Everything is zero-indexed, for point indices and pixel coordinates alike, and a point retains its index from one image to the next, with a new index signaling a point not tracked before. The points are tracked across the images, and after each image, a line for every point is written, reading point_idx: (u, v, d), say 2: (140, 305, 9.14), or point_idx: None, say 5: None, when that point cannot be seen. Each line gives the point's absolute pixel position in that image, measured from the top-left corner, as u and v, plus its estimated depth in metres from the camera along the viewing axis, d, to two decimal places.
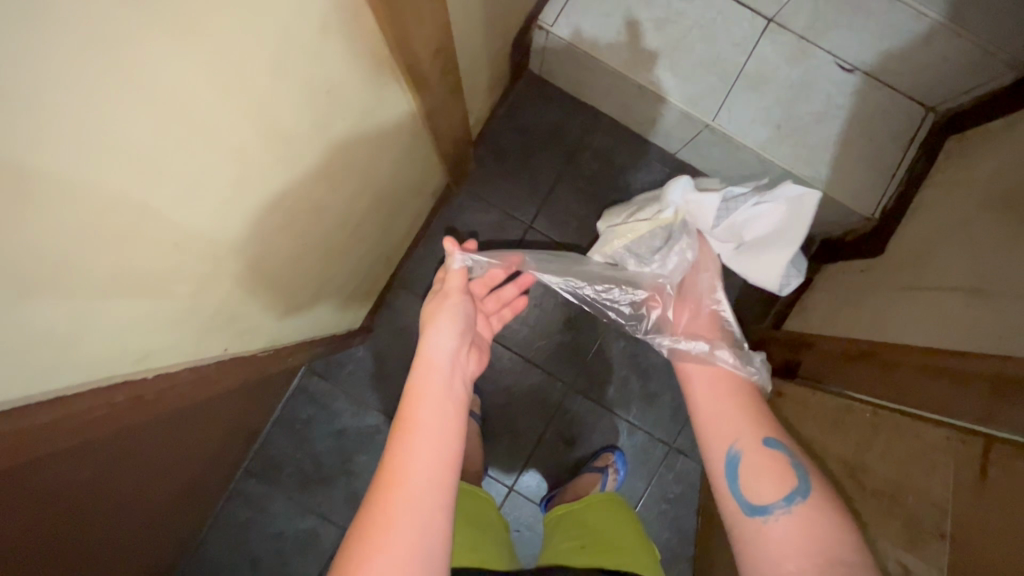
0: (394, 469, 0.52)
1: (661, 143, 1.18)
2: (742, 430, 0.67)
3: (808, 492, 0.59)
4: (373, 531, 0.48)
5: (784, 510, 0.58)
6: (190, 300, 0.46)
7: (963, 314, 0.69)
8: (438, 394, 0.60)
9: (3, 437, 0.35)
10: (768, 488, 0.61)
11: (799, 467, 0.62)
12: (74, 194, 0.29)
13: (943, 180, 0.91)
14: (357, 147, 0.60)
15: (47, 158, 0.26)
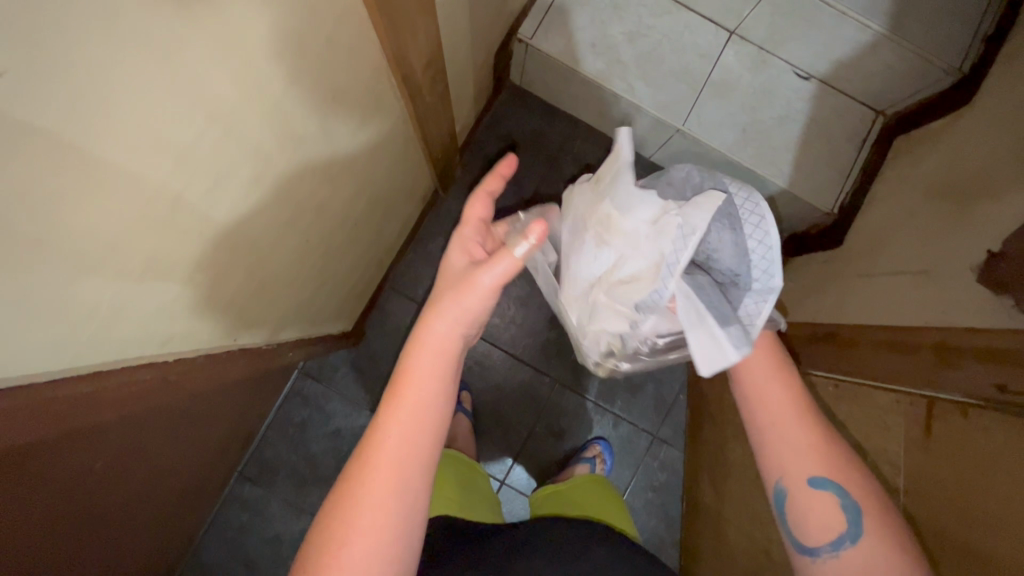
0: (377, 444, 0.54)
1: (637, 148, 1.25)
2: (791, 463, 0.62)
3: (858, 537, 0.56)
4: (350, 501, 0.52)
5: (833, 555, 0.57)
6: (209, 288, 0.50)
7: (911, 293, 0.77)
8: (427, 375, 0.58)
9: (55, 403, 0.39)
10: (816, 533, 0.59)
11: (850, 505, 0.58)
12: (119, 181, 0.32)
13: (893, 177, 1.00)
14: (357, 150, 0.65)
15: (102, 147, 0.30)
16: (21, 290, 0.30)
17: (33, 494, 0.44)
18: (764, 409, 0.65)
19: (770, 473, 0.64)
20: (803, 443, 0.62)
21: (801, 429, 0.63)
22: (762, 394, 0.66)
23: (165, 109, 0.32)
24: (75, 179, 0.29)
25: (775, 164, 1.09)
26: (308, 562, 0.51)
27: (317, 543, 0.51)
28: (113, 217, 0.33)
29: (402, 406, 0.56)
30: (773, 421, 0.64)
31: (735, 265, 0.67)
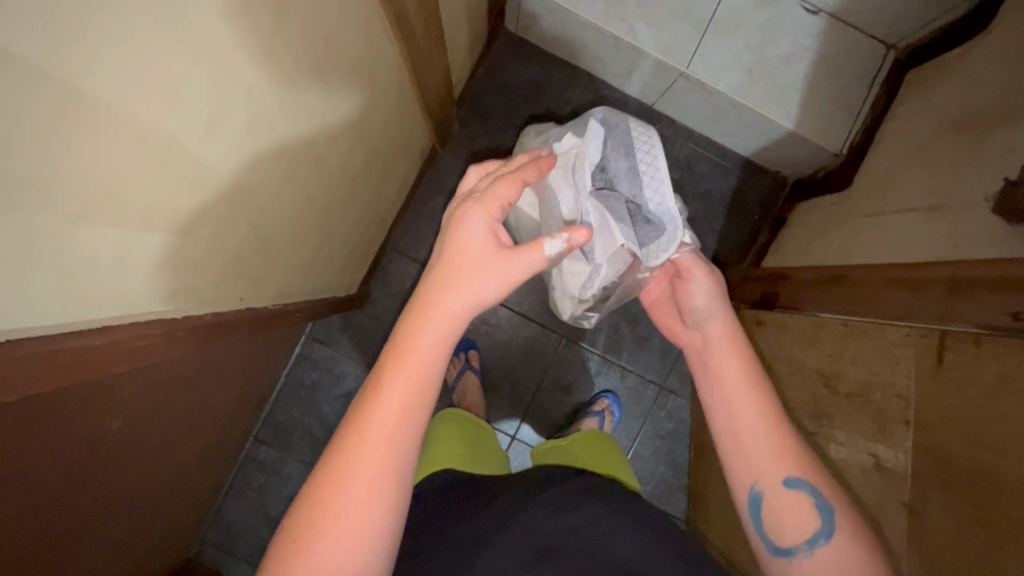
0: (372, 417, 0.49)
1: (639, 95, 1.22)
2: (763, 467, 0.58)
3: (832, 534, 0.54)
4: (342, 474, 0.48)
5: (808, 554, 0.55)
6: (210, 242, 0.50)
7: (924, 230, 0.76)
8: (424, 360, 0.53)
9: (68, 353, 0.39)
10: (790, 534, 0.56)
11: (823, 504, 0.55)
12: (106, 119, 0.31)
13: (904, 112, 0.96)
14: (353, 99, 0.63)
15: (85, 79, 0.28)
16: (18, 236, 0.29)
17: (50, 452, 0.45)
18: (733, 406, 0.62)
19: (743, 478, 0.60)
20: (777, 449, 0.59)
21: (774, 435, 0.60)
22: (730, 387, 0.64)
23: (147, 40, 0.30)
24: (59, 114, 0.28)
25: (783, 104, 1.05)
26: (293, 538, 0.46)
27: (304, 516, 0.47)
28: (103, 160, 0.32)
29: (401, 380, 0.51)
30: (742, 426, 0.61)
31: (630, 188, 0.74)
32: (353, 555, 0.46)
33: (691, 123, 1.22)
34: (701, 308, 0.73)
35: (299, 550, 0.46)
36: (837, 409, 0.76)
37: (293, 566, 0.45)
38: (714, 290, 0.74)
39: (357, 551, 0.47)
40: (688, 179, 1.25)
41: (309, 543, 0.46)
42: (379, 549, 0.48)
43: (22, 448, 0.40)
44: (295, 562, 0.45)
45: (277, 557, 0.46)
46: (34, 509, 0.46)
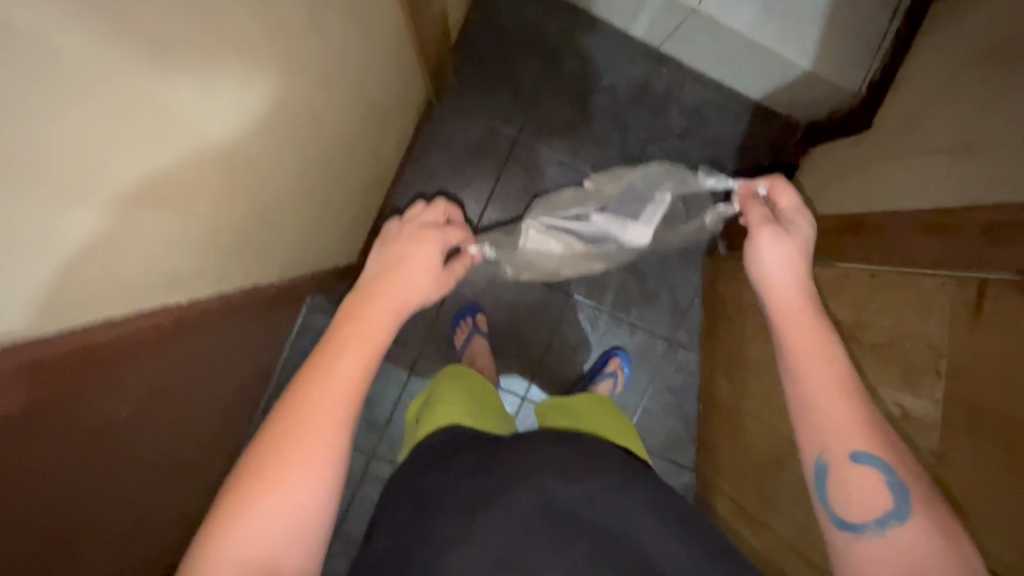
0: (336, 369, 0.48)
1: (644, 36, 1.14)
2: (834, 433, 0.51)
3: (904, 516, 0.47)
4: (296, 424, 0.46)
5: (877, 534, 0.48)
6: (213, 219, 0.46)
7: (953, 173, 0.72)
8: (368, 338, 0.51)
9: (72, 351, 0.37)
10: (858, 508, 0.49)
11: (896, 483, 0.48)
12: (81, 76, 0.26)
13: (928, 45, 0.91)
14: (348, 50, 0.56)
15: (48, 22, 0.23)
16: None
17: (55, 456, 0.41)
18: (804, 370, 0.55)
19: (807, 447, 0.53)
20: (855, 416, 0.51)
21: (851, 406, 0.52)
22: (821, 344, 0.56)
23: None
24: (25, 76, 0.23)
25: (801, 41, 0.98)
26: (257, 476, 0.44)
27: (266, 456, 0.44)
28: (84, 127, 0.28)
29: (362, 339, 0.51)
30: (820, 385, 0.53)
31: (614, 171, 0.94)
32: (300, 509, 0.44)
33: (700, 65, 1.15)
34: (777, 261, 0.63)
35: (265, 489, 0.43)
36: (860, 360, 0.76)
37: (255, 505, 0.43)
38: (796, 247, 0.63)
39: (318, 489, 0.45)
40: (696, 126, 1.19)
41: (275, 481, 0.44)
42: (336, 489, 0.46)
43: (21, 458, 0.37)
44: (259, 500, 0.43)
45: (234, 498, 0.43)
46: (51, 515, 0.43)
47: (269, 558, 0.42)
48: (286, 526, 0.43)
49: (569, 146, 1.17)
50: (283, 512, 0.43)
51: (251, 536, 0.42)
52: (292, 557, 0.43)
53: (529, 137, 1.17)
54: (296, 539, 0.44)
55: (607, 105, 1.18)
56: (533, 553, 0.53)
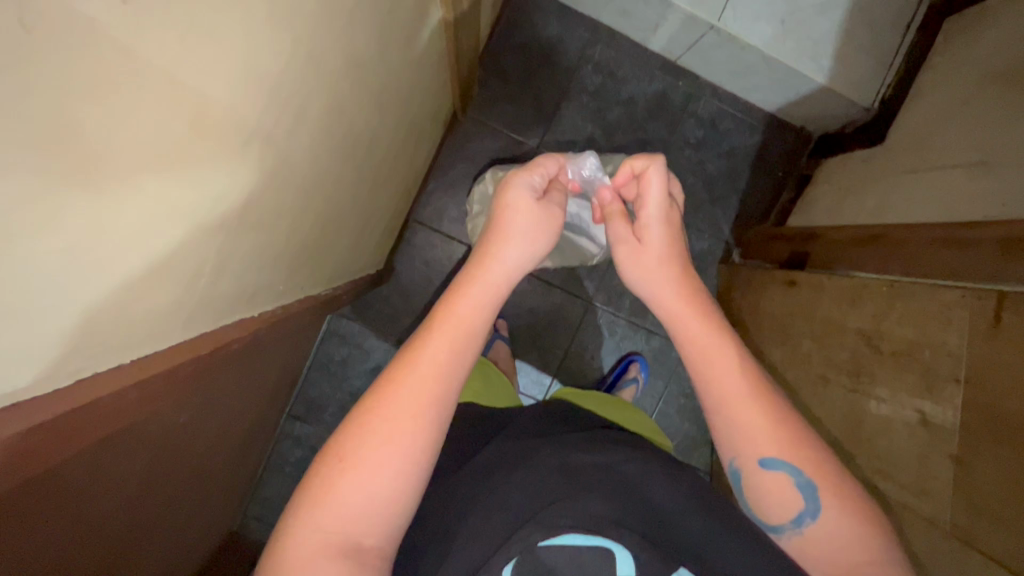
0: (423, 352, 0.47)
1: (662, 50, 1.18)
2: (743, 439, 0.51)
3: (818, 513, 0.48)
4: (389, 397, 0.45)
5: (795, 533, 0.49)
6: (284, 236, 0.49)
7: (970, 187, 0.76)
8: (468, 316, 0.50)
9: (182, 365, 0.41)
10: (775, 511, 0.50)
11: (805, 483, 0.48)
12: (207, 115, 0.29)
13: (941, 64, 0.94)
14: (401, 72, 0.60)
15: (188, 74, 0.25)
16: (125, 252, 0.27)
17: (136, 457, 0.43)
18: (708, 367, 0.53)
19: (721, 451, 0.53)
20: (764, 421, 0.50)
21: (753, 409, 0.51)
22: (705, 354, 0.54)
23: (242, 30, 0.28)
24: (179, 117, 0.26)
25: (816, 56, 1.02)
26: (339, 457, 0.43)
27: (350, 436, 0.44)
28: (200, 165, 0.30)
29: (450, 323, 0.49)
30: (726, 392, 0.52)
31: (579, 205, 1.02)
32: (381, 492, 0.42)
33: (715, 78, 1.19)
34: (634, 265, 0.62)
35: (346, 468, 0.42)
36: (879, 367, 0.78)
37: (335, 485, 0.42)
38: (650, 265, 0.61)
39: (396, 475, 0.43)
40: (712, 138, 1.23)
41: (355, 461, 0.42)
42: (414, 479, 0.44)
43: (114, 459, 0.39)
44: (340, 481, 0.42)
45: (318, 479, 0.42)
46: (118, 515, 0.44)
47: (348, 542, 0.40)
48: (364, 510, 0.41)
49: None
50: (361, 496, 0.42)
51: (331, 518, 0.41)
52: (369, 541, 0.41)
53: (549, 148, 1.20)
54: (373, 526, 0.42)
55: (625, 116, 1.21)
56: (550, 509, 0.47)
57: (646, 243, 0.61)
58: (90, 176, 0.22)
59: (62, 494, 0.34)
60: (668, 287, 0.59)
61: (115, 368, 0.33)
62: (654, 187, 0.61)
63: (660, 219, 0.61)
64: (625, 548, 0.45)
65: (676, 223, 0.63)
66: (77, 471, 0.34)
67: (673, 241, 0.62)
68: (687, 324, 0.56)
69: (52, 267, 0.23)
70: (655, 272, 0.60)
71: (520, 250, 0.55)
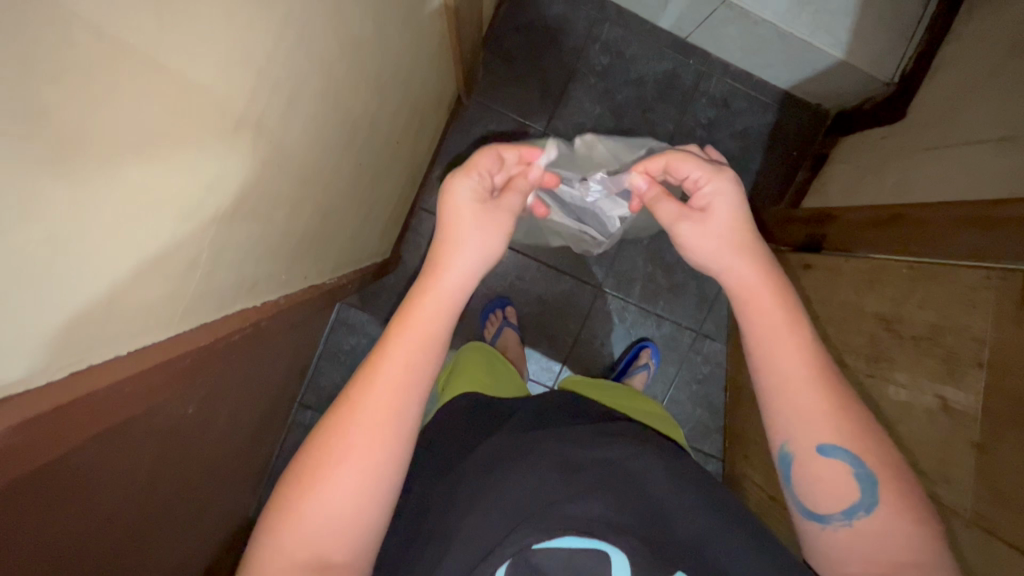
0: (379, 368, 0.45)
1: (671, 28, 1.15)
2: (801, 423, 0.48)
3: (874, 506, 0.46)
4: (340, 425, 0.43)
5: (844, 525, 0.46)
6: (284, 226, 0.48)
7: (995, 164, 0.73)
8: (419, 331, 0.47)
9: (186, 357, 0.40)
10: (826, 500, 0.47)
11: (865, 475, 0.46)
12: (196, 100, 0.27)
13: (968, 33, 0.89)
14: (401, 54, 0.58)
15: (169, 53, 0.24)
16: (113, 243, 0.26)
17: (141, 452, 0.43)
18: (772, 350, 0.50)
19: (774, 434, 0.50)
20: (827, 404, 0.48)
21: (818, 392, 0.48)
22: (768, 329, 0.51)
23: (227, 8, 0.26)
24: (163, 100, 0.25)
25: (833, 28, 0.98)
26: (298, 480, 0.42)
27: (310, 459, 0.43)
28: (189, 154, 0.29)
29: (406, 335, 0.46)
30: (785, 373, 0.49)
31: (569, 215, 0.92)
32: (343, 516, 0.42)
33: (727, 55, 1.15)
34: (709, 242, 0.56)
35: (303, 494, 0.42)
36: (899, 351, 0.76)
37: (297, 510, 0.41)
38: (727, 233, 0.56)
39: (356, 495, 0.42)
40: (724, 117, 1.19)
41: (312, 486, 0.42)
42: (376, 501, 0.43)
43: (118, 455, 0.38)
44: (298, 506, 0.41)
45: (280, 501, 0.42)
46: (126, 509, 0.44)
47: (314, 562, 0.40)
48: (329, 531, 0.41)
49: None
50: (325, 517, 0.41)
51: (293, 541, 0.40)
52: (337, 559, 0.41)
53: (556, 131, 1.17)
54: (341, 544, 0.41)
55: (634, 97, 1.18)
56: (558, 509, 0.46)
57: (708, 211, 0.57)
58: (68, 161, 0.21)
59: (66, 492, 0.33)
60: (738, 256, 0.55)
61: (113, 362, 0.32)
62: (693, 164, 0.58)
63: (718, 182, 0.57)
64: (621, 552, 0.44)
65: (737, 184, 0.58)
66: (79, 470, 0.34)
67: (738, 209, 0.57)
68: (759, 295, 0.53)
69: (33, 263, 0.22)
70: (724, 241, 0.56)
71: (472, 249, 0.51)
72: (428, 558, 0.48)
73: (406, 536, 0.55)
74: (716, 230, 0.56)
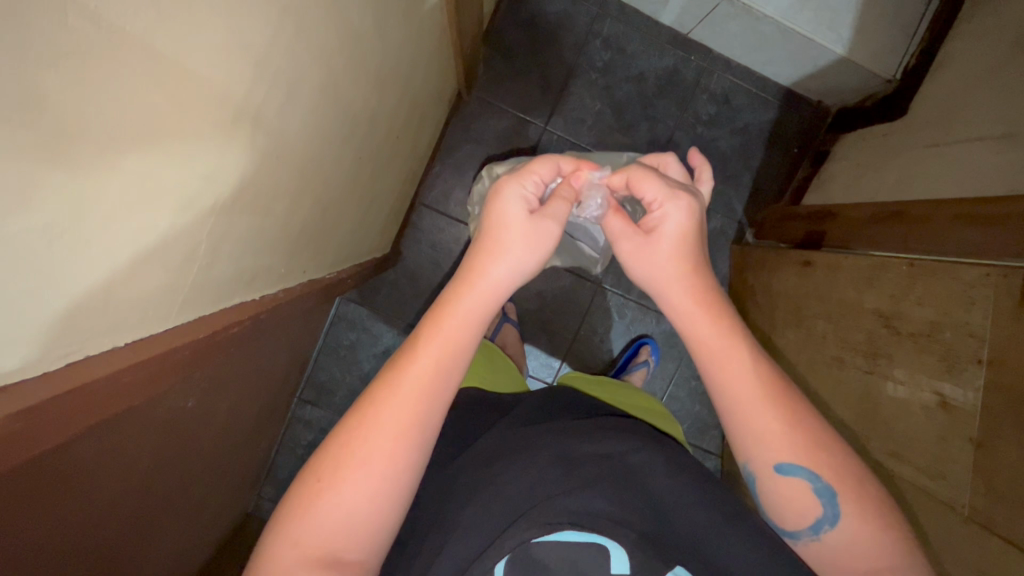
0: (408, 370, 0.45)
1: (673, 23, 1.14)
2: (757, 445, 0.49)
3: (837, 519, 0.46)
4: (365, 423, 0.44)
5: (814, 539, 0.48)
6: (283, 219, 0.48)
7: (995, 160, 0.72)
8: (450, 337, 0.47)
9: (184, 349, 0.40)
10: (792, 517, 0.48)
11: (824, 490, 0.47)
12: (194, 90, 0.28)
13: (969, 30, 0.89)
14: (401, 47, 0.58)
15: (167, 44, 0.24)
16: (111, 233, 0.26)
17: (141, 443, 0.43)
18: (722, 376, 0.50)
19: (736, 454, 0.51)
20: (779, 426, 0.48)
21: (770, 413, 0.48)
22: (718, 354, 0.51)
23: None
24: (161, 89, 0.25)
25: (835, 24, 0.97)
26: (316, 476, 0.42)
27: (329, 455, 0.43)
28: (187, 145, 0.29)
29: (438, 341, 0.47)
30: (741, 394, 0.49)
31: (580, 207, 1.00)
32: (360, 513, 0.42)
33: (729, 51, 1.15)
34: (650, 268, 0.56)
35: (324, 488, 0.42)
36: (898, 348, 0.76)
37: (315, 504, 0.41)
38: (669, 260, 0.55)
39: (375, 493, 0.42)
40: (725, 114, 1.19)
41: (332, 480, 0.42)
42: (393, 500, 0.43)
43: (119, 444, 0.39)
44: (318, 500, 0.41)
45: (298, 494, 0.42)
46: (125, 501, 0.45)
47: (328, 557, 0.40)
48: (343, 528, 0.41)
49: (596, 136, 1.18)
50: (342, 513, 0.41)
51: (310, 534, 0.41)
52: (351, 554, 0.41)
53: (556, 127, 1.17)
54: (355, 541, 0.42)
55: (635, 93, 1.17)
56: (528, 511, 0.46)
57: (656, 235, 0.56)
58: (68, 151, 0.21)
59: (64, 483, 0.33)
60: (681, 284, 0.54)
61: (111, 352, 0.33)
62: (651, 187, 0.57)
63: (672, 208, 0.56)
64: (622, 547, 0.45)
65: (693, 211, 0.56)
66: (81, 458, 0.34)
67: (686, 236, 0.55)
68: (695, 322, 0.53)
69: (31, 250, 0.22)
70: (665, 268, 0.55)
71: (510, 258, 0.52)
72: (427, 552, 0.49)
73: (405, 530, 0.55)
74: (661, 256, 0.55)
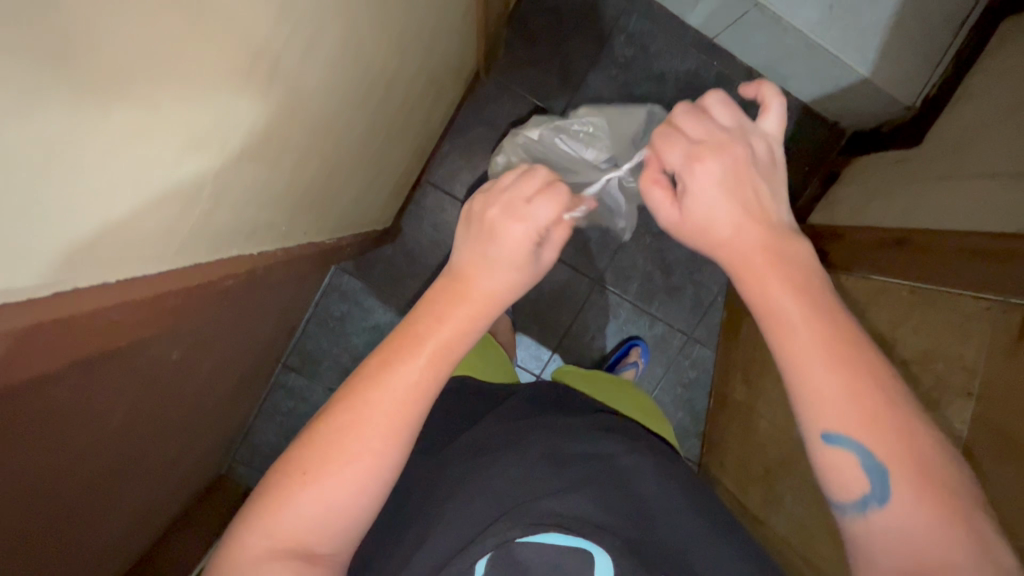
0: (399, 373, 0.42)
1: (699, 27, 1.13)
2: (800, 407, 0.39)
3: (887, 500, 0.37)
4: (350, 423, 0.42)
5: (858, 516, 0.39)
6: (288, 177, 0.47)
7: (999, 197, 0.72)
8: (444, 344, 0.44)
9: (174, 294, 0.39)
10: (834, 488, 0.39)
11: (875, 466, 0.37)
12: (211, 19, 0.26)
13: (992, 65, 0.88)
14: (426, 13, 0.56)
15: None
16: (111, 165, 0.25)
17: (120, 392, 0.42)
18: None
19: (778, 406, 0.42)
20: (838, 390, 0.38)
21: (829, 373, 0.38)
22: (769, 312, 0.40)
23: None
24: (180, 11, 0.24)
25: (861, 46, 0.97)
26: (300, 470, 0.41)
27: (315, 448, 0.41)
28: (200, 79, 0.27)
29: (434, 344, 0.44)
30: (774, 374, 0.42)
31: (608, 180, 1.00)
32: (339, 511, 0.41)
33: (751, 62, 1.14)
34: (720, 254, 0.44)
35: (305, 484, 0.41)
36: None
37: (294, 496, 0.40)
38: (737, 241, 0.43)
39: (356, 493, 0.41)
40: None
41: (315, 476, 0.41)
42: (371, 501, 0.42)
43: (94, 390, 0.37)
44: (297, 494, 0.40)
45: (279, 482, 0.41)
46: (98, 450, 0.43)
47: (302, 549, 0.41)
48: (319, 523, 0.41)
49: None
50: (319, 510, 0.41)
51: (287, 526, 0.40)
52: (322, 547, 0.41)
53: None
54: (328, 537, 0.41)
55: (654, 93, 1.16)
56: (541, 501, 0.46)
57: (706, 215, 0.44)
58: (70, 65, 0.20)
59: (36, 422, 0.32)
60: (762, 274, 0.42)
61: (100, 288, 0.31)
62: (652, 140, 0.48)
63: (712, 174, 0.43)
64: (605, 552, 0.43)
65: (735, 164, 0.44)
66: (52, 402, 0.33)
67: (740, 197, 0.43)
68: (788, 322, 0.40)
69: (29, 171, 0.20)
70: (740, 250, 0.43)
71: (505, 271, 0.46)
72: (410, 537, 0.48)
73: (391, 511, 0.55)
74: (727, 238, 0.43)
